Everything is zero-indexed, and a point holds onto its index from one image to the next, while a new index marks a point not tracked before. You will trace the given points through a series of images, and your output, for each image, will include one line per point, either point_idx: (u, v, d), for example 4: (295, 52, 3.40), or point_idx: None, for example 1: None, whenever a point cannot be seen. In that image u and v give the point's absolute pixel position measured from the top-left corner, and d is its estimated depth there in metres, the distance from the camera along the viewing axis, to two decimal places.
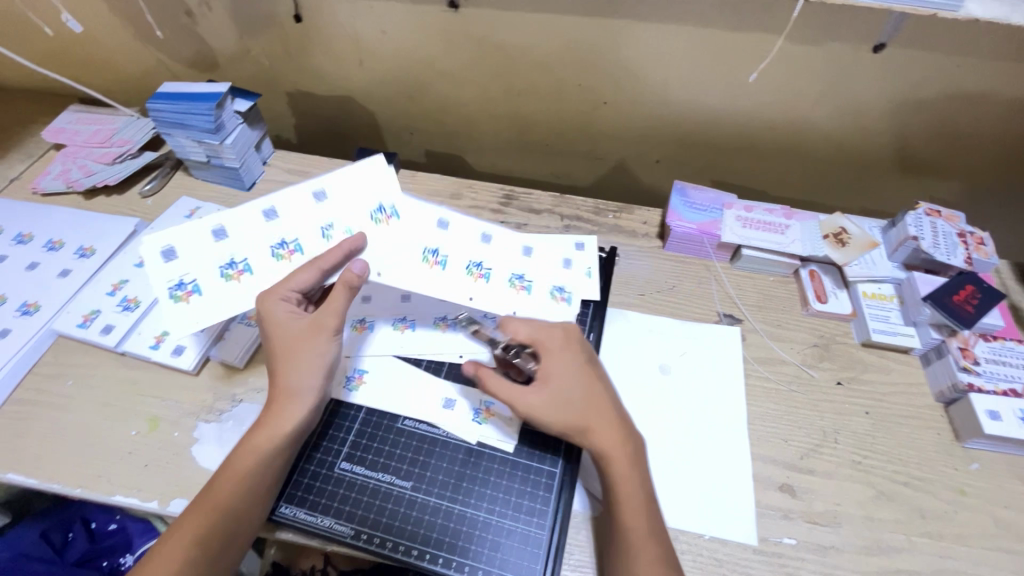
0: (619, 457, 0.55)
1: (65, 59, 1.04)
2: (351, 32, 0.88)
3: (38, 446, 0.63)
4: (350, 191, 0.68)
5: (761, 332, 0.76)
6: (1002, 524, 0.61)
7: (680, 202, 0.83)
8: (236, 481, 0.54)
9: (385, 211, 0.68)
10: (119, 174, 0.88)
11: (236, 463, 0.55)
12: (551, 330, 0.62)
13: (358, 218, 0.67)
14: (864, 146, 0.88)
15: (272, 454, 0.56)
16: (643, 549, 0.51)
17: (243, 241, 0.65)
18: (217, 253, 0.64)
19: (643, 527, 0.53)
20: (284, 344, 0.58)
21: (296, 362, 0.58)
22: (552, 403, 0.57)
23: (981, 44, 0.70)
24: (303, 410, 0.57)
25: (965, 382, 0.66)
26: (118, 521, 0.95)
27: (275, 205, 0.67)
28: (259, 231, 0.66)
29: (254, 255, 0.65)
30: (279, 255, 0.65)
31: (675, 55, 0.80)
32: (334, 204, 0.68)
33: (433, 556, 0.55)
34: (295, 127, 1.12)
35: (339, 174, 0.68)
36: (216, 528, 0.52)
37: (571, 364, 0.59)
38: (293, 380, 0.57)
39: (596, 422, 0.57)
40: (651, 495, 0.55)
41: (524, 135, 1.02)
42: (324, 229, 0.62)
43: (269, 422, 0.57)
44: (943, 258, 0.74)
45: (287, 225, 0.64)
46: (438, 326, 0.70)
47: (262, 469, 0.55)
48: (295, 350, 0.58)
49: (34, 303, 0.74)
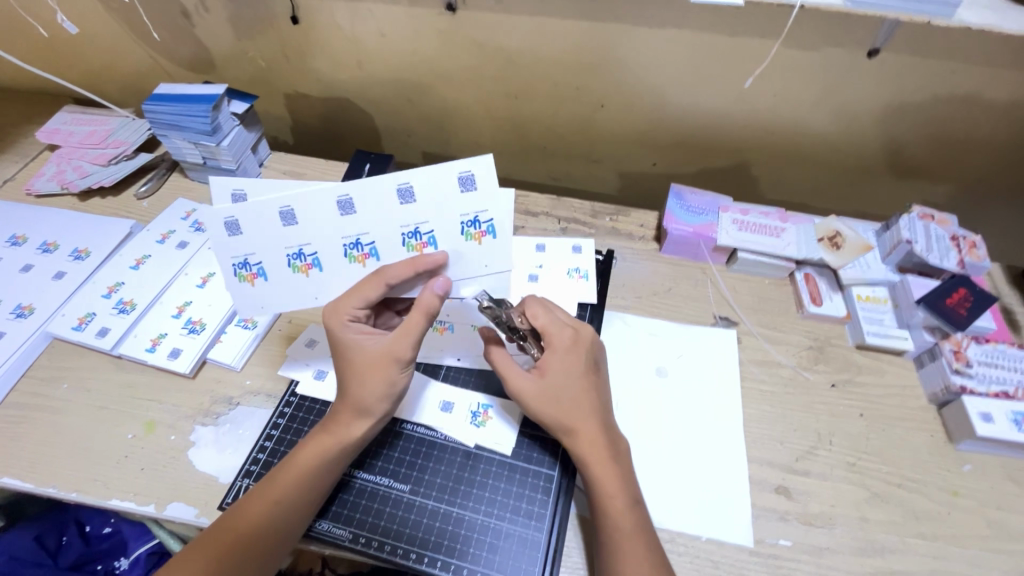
0: (600, 462, 0.56)
1: (59, 59, 1.03)
2: (349, 34, 0.88)
3: (34, 450, 0.63)
4: (434, 197, 0.55)
5: (757, 334, 0.77)
6: (994, 525, 0.62)
7: (676, 205, 0.83)
8: (269, 505, 0.53)
9: (477, 225, 0.57)
10: (114, 175, 0.88)
11: (272, 485, 0.54)
12: (559, 331, 0.60)
13: (445, 231, 0.57)
14: (859, 149, 0.89)
15: (310, 480, 0.55)
16: (626, 552, 0.52)
17: (259, 241, 0.56)
18: (232, 248, 0.56)
19: (625, 530, 0.53)
20: (357, 365, 0.56)
21: (365, 385, 0.55)
22: (544, 401, 0.57)
23: (973, 50, 0.71)
24: (349, 439, 0.56)
25: (958, 385, 0.67)
26: (113, 524, 0.95)
27: (324, 203, 0.55)
28: (280, 233, 0.56)
29: (269, 259, 0.57)
30: (296, 266, 0.58)
31: (672, 59, 0.80)
32: (410, 210, 0.55)
33: (431, 559, 0.55)
34: (292, 128, 1.11)
35: (425, 173, 0.54)
36: (241, 551, 0.51)
37: (571, 365, 0.58)
38: (365, 403, 0.55)
39: (584, 432, 0.56)
40: (637, 499, 0.55)
41: (521, 137, 1.02)
42: (351, 249, 0.57)
43: (323, 442, 0.56)
44: (936, 261, 0.75)
45: (311, 235, 0.56)
46: (437, 328, 0.71)
47: (296, 494, 0.54)
48: (365, 374, 0.55)
49: (29, 306, 0.74)
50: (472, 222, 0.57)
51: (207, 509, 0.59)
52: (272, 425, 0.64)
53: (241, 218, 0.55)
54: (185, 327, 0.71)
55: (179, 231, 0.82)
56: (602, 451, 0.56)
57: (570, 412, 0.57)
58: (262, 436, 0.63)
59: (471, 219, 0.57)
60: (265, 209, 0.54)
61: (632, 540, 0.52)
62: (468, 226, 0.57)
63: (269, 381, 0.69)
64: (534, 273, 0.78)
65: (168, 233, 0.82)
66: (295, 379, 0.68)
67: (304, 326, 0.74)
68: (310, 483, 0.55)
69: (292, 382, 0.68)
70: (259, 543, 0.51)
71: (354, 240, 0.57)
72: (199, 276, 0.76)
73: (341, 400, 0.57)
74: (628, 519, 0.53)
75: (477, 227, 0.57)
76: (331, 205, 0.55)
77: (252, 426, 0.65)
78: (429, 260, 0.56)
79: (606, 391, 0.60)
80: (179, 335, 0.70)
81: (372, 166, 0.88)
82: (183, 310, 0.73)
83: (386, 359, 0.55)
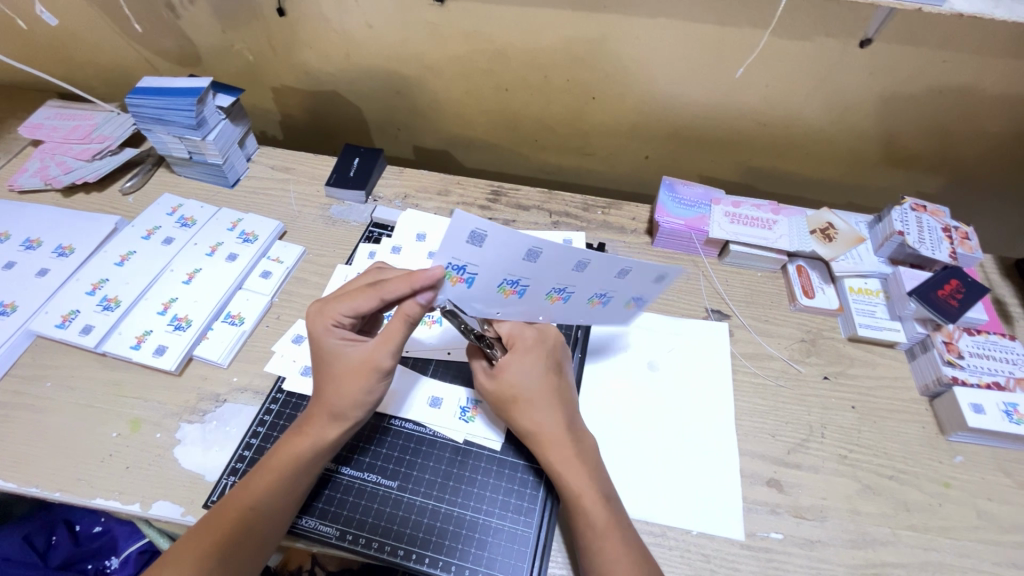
0: (566, 457, 0.56)
1: (43, 53, 1.02)
2: (335, 25, 0.87)
3: (17, 449, 0.62)
4: (634, 281, 0.56)
5: (749, 327, 0.76)
6: (986, 516, 0.61)
7: (668, 198, 0.83)
8: (242, 512, 0.52)
9: (637, 300, 0.60)
10: (99, 170, 0.87)
11: (244, 489, 0.53)
12: (522, 333, 0.60)
13: (619, 297, 0.58)
14: (850, 141, 0.89)
15: (282, 484, 0.54)
16: (598, 545, 0.51)
17: (491, 258, 0.49)
18: (458, 251, 0.48)
19: (596, 523, 0.53)
20: (335, 371, 0.55)
21: (342, 392, 0.55)
22: (504, 402, 0.58)
23: (963, 39, 0.70)
24: (323, 443, 0.55)
25: (950, 375, 0.67)
26: (103, 524, 0.94)
27: (563, 257, 0.50)
28: (511, 263, 0.50)
29: (484, 273, 0.51)
30: (503, 289, 0.53)
31: (663, 49, 0.80)
32: (615, 282, 0.56)
33: (420, 556, 0.55)
34: (280, 122, 1.10)
35: (648, 265, 0.54)
36: (216, 559, 0.49)
37: (530, 365, 0.58)
38: (340, 408, 0.55)
39: (547, 433, 0.57)
40: (609, 494, 0.55)
41: (512, 130, 1.01)
42: (552, 291, 0.55)
43: (294, 445, 0.55)
44: (928, 253, 0.74)
45: (535, 272, 0.52)
46: (426, 322, 0.70)
47: (272, 497, 0.53)
48: (342, 381, 0.55)
49: (11, 303, 0.73)
50: (636, 299, 0.60)
51: (192, 508, 0.58)
52: (258, 423, 0.63)
53: (488, 232, 0.47)
54: (171, 324, 0.70)
55: (165, 227, 0.80)
56: (566, 448, 0.56)
57: (525, 415, 0.57)
58: (249, 433, 0.63)
59: (561, 288, 0.54)
60: (516, 240, 0.47)
61: (604, 532, 0.52)
62: (554, 291, 0.55)
63: (257, 378, 0.68)
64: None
65: (153, 229, 0.80)
66: (282, 375, 0.67)
67: (292, 322, 0.73)
68: (286, 483, 0.54)
69: (278, 378, 0.67)
70: (236, 551, 0.50)
71: (561, 287, 0.54)
72: (185, 272, 0.75)
73: (319, 405, 0.56)
74: (599, 513, 0.53)
75: (636, 302, 0.60)
76: (569, 260, 0.51)
77: (240, 423, 0.64)
78: (426, 275, 0.50)
79: (571, 390, 0.61)
80: (164, 332, 0.69)
81: (360, 161, 0.88)
82: (168, 307, 0.72)
83: (367, 369, 0.55)
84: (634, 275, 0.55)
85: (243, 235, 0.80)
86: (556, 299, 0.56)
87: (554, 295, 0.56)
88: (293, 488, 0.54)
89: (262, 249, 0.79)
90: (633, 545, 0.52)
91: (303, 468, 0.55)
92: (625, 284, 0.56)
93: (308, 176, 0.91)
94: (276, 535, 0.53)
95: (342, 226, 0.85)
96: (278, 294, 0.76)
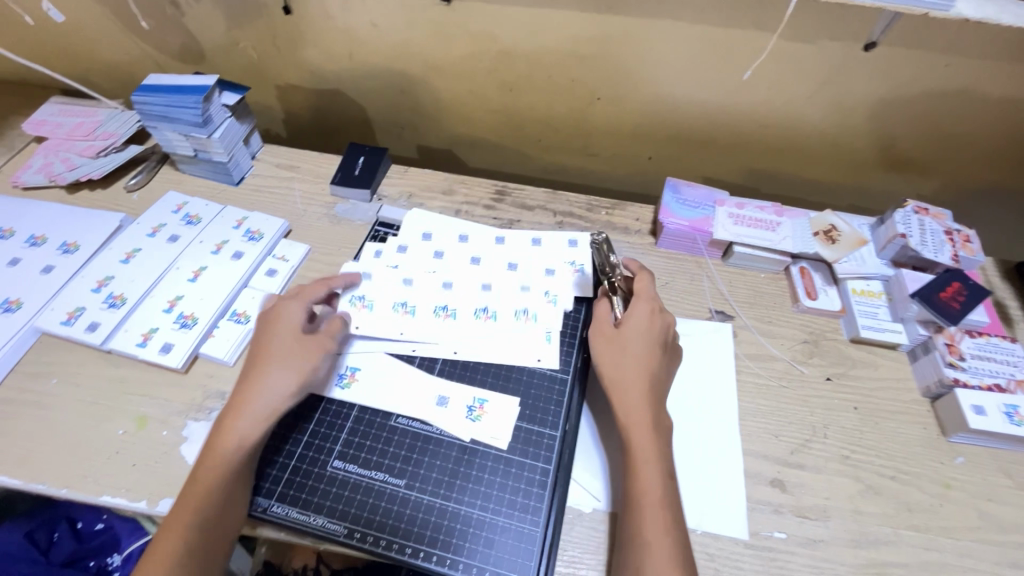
0: (640, 424, 0.59)
1: (47, 49, 1.01)
2: (341, 24, 0.87)
3: (23, 446, 0.62)
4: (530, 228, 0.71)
5: (753, 328, 0.77)
6: (986, 516, 0.62)
7: (673, 199, 0.83)
8: (197, 502, 0.54)
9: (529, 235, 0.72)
10: (103, 167, 0.86)
11: (194, 483, 0.55)
12: (643, 298, 0.67)
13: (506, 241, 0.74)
14: (852, 144, 0.89)
15: (227, 470, 0.56)
16: (643, 517, 0.54)
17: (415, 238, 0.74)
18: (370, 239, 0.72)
19: (650, 496, 0.55)
20: (267, 325, 0.65)
21: (276, 336, 0.63)
22: (607, 344, 0.65)
23: (966, 42, 0.71)
24: (252, 414, 0.58)
25: (951, 377, 0.68)
26: (105, 520, 0.94)
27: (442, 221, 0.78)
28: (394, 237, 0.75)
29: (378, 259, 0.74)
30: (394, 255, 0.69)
31: (668, 51, 0.80)
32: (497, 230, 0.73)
33: (427, 554, 0.55)
34: (284, 120, 1.10)
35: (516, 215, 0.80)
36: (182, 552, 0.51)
37: (644, 328, 0.65)
38: (272, 352, 0.62)
39: (630, 390, 0.61)
40: (671, 471, 0.57)
41: (516, 130, 1.01)
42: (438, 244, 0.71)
43: (225, 437, 0.57)
44: (930, 255, 0.75)
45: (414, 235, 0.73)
46: (438, 316, 0.71)
47: (221, 486, 0.55)
48: (269, 329, 0.64)
49: (16, 300, 0.72)
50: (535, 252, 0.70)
51: None
52: None
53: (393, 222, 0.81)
54: (177, 321, 0.70)
55: (169, 224, 0.80)
56: (645, 414, 0.59)
57: (618, 361, 0.63)
58: None
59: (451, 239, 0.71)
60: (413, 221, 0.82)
61: (653, 506, 0.54)
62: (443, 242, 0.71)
63: None
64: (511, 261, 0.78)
65: (158, 226, 0.80)
66: None
67: None
68: (231, 471, 0.56)
69: None
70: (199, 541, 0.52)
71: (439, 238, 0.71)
72: (190, 270, 0.75)
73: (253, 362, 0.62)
74: (658, 482, 0.56)
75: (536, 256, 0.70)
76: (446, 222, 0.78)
77: None
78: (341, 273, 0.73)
79: (667, 369, 0.64)
80: (170, 330, 0.69)
81: (365, 160, 0.88)
82: (174, 304, 0.72)
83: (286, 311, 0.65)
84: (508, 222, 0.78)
85: (248, 233, 0.80)
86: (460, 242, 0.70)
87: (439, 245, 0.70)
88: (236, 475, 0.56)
89: (267, 247, 0.79)
90: (679, 523, 0.54)
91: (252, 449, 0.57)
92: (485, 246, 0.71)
93: (313, 175, 0.91)
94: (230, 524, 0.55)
95: (346, 224, 0.85)
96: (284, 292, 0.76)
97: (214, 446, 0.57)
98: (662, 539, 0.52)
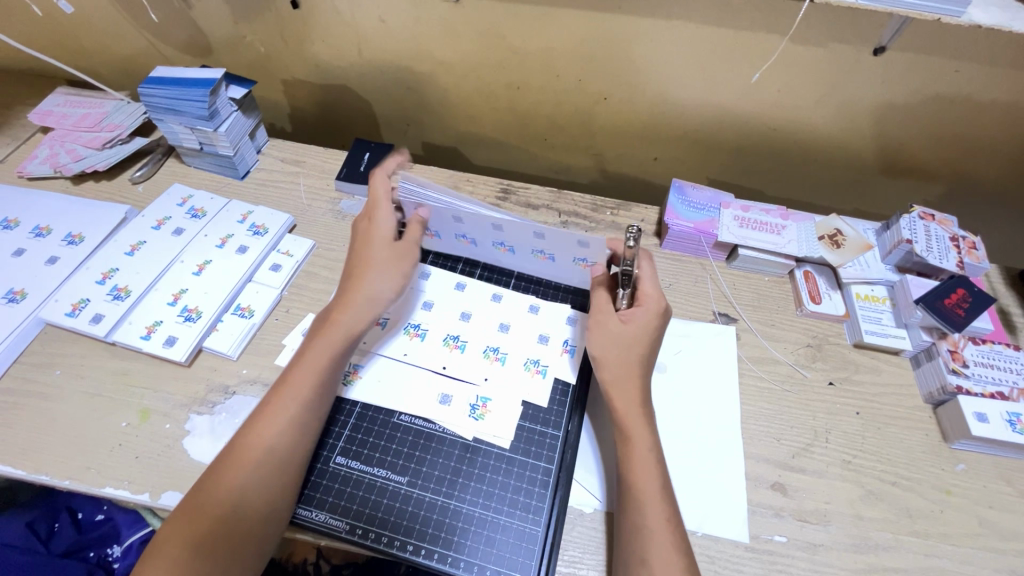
0: (633, 412, 0.59)
1: (53, 39, 1.01)
2: (348, 19, 0.87)
3: (26, 437, 0.62)
4: (562, 244, 0.66)
5: (756, 331, 0.77)
6: (987, 523, 0.62)
7: (678, 200, 0.83)
8: (229, 496, 0.52)
9: (543, 253, 0.69)
10: (109, 159, 0.86)
11: (222, 480, 0.53)
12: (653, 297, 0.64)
13: (560, 256, 0.68)
14: (859, 148, 0.89)
15: (265, 470, 0.54)
16: (643, 510, 0.54)
17: (474, 231, 0.69)
18: (441, 224, 0.71)
19: (649, 482, 0.55)
20: (360, 270, 0.65)
21: (375, 279, 0.65)
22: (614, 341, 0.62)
23: (976, 49, 0.71)
24: (298, 399, 0.58)
25: (954, 384, 0.67)
26: (105, 512, 0.95)
27: (484, 221, 0.67)
28: (450, 227, 0.71)
29: (442, 230, 0.72)
30: (460, 240, 0.73)
31: (676, 52, 0.80)
32: (543, 242, 0.67)
33: (429, 551, 0.55)
34: (290, 115, 1.10)
35: (563, 234, 0.64)
36: (207, 544, 0.50)
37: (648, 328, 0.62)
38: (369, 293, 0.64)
39: (627, 388, 0.60)
40: (660, 458, 0.57)
41: (522, 128, 1.01)
42: (497, 245, 0.71)
43: (255, 439, 0.55)
44: (936, 262, 0.75)
45: (472, 230, 0.69)
46: (448, 346, 0.68)
47: (254, 487, 0.53)
48: (356, 274, 0.65)
49: (21, 290, 0.73)
50: (540, 251, 0.69)
51: None
52: None
53: (424, 205, 0.68)
54: (181, 315, 0.70)
55: (175, 217, 0.80)
56: (638, 416, 0.59)
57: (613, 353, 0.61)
58: None
59: (501, 242, 0.70)
60: (444, 215, 0.68)
61: (653, 496, 0.55)
62: (498, 245, 0.71)
63: (266, 370, 0.68)
64: (533, 303, 0.73)
65: (163, 219, 0.80)
66: None
67: (301, 316, 0.73)
68: (264, 471, 0.54)
69: None
70: (228, 535, 0.51)
71: (500, 241, 0.70)
72: (195, 263, 0.75)
73: (343, 304, 0.63)
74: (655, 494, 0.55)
75: (542, 254, 0.70)
76: (488, 224, 0.67)
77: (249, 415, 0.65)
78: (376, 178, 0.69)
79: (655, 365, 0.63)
80: (175, 323, 0.69)
81: (371, 156, 0.88)
82: (178, 298, 0.72)
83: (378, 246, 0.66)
84: (554, 238, 0.65)
85: (253, 228, 0.80)
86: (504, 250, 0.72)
87: (500, 248, 0.72)
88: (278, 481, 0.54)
89: (271, 242, 0.79)
90: (677, 514, 0.54)
91: (275, 457, 0.55)
92: (517, 238, 0.67)
93: (318, 170, 0.91)
94: (264, 524, 0.53)
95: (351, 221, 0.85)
96: (289, 287, 0.76)
97: (243, 439, 0.55)
98: (663, 526, 0.52)
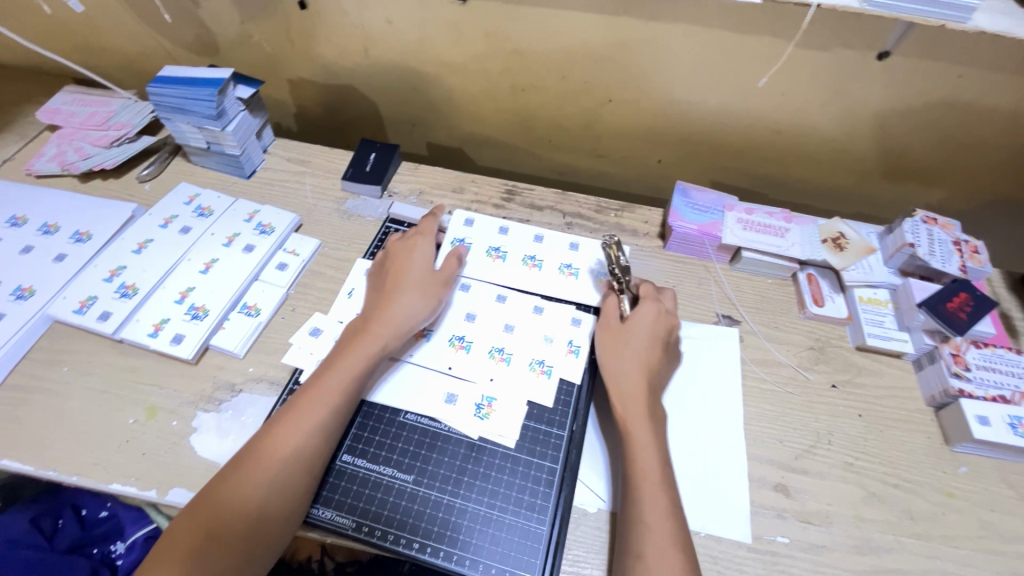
0: (636, 413, 0.60)
1: (61, 38, 1.02)
2: (355, 20, 0.87)
3: (34, 433, 0.63)
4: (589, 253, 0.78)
5: (759, 333, 0.77)
6: (988, 526, 0.63)
7: (682, 203, 0.83)
8: (243, 495, 0.52)
9: (570, 269, 0.76)
10: (116, 157, 0.87)
11: (234, 480, 0.53)
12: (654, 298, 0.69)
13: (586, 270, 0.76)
14: (863, 152, 0.89)
15: (278, 472, 0.54)
16: (644, 508, 0.54)
17: (513, 245, 0.79)
18: (480, 240, 0.79)
19: (650, 478, 0.56)
20: (393, 292, 0.67)
21: (404, 303, 0.66)
22: (614, 336, 0.66)
23: (980, 55, 0.71)
24: (322, 406, 0.58)
25: (957, 388, 0.68)
26: (109, 508, 0.95)
27: (526, 231, 0.81)
28: (490, 237, 0.79)
29: (477, 246, 0.78)
30: (489, 255, 0.77)
31: (681, 56, 0.80)
32: (573, 254, 0.78)
33: (434, 549, 0.56)
34: (296, 115, 1.11)
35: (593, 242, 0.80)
36: (215, 544, 0.50)
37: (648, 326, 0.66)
38: (395, 318, 0.65)
39: (631, 384, 0.62)
40: (665, 462, 0.58)
41: (527, 130, 1.01)
42: (527, 260, 0.77)
43: (269, 440, 0.56)
44: (938, 265, 0.75)
45: (511, 244, 0.79)
46: (454, 346, 0.69)
47: (266, 487, 0.53)
48: (388, 294, 0.67)
49: (28, 287, 0.73)
50: (568, 267, 0.77)
51: None
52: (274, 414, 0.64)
53: (474, 219, 0.81)
54: (188, 313, 0.70)
55: (182, 216, 0.81)
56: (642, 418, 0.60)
57: (622, 356, 0.64)
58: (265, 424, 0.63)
59: (532, 257, 0.77)
60: (491, 222, 0.81)
61: (654, 494, 0.55)
62: (527, 260, 0.77)
63: (272, 369, 0.69)
64: (538, 303, 0.73)
65: (170, 218, 0.80)
66: (299, 368, 0.67)
67: (307, 315, 0.74)
68: (276, 472, 0.54)
69: (296, 370, 0.68)
70: (238, 535, 0.51)
71: (532, 256, 0.78)
72: (202, 262, 0.75)
73: (377, 320, 0.65)
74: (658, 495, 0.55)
75: (569, 270, 0.76)
76: (529, 235, 0.80)
77: (255, 414, 0.65)
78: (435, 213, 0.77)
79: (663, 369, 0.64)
80: (181, 321, 0.70)
81: (376, 157, 0.88)
82: (185, 296, 0.72)
83: (412, 274, 0.69)
84: (585, 245, 0.79)
85: (259, 227, 0.80)
86: (530, 267, 0.77)
87: (528, 263, 0.77)
88: (291, 485, 0.54)
89: (278, 241, 0.79)
90: (678, 513, 0.55)
91: (293, 459, 0.55)
92: (550, 249, 0.79)
93: (324, 170, 0.91)
94: (275, 525, 0.53)
95: (357, 220, 0.85)
96: (295, 286, 0.77)
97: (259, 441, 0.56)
98: (663, 523, 0.53)
